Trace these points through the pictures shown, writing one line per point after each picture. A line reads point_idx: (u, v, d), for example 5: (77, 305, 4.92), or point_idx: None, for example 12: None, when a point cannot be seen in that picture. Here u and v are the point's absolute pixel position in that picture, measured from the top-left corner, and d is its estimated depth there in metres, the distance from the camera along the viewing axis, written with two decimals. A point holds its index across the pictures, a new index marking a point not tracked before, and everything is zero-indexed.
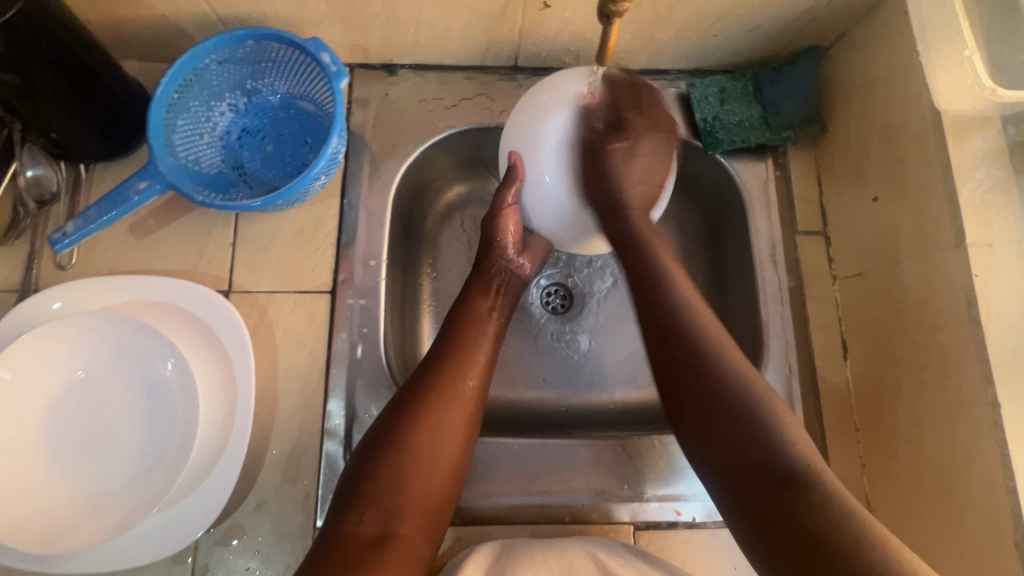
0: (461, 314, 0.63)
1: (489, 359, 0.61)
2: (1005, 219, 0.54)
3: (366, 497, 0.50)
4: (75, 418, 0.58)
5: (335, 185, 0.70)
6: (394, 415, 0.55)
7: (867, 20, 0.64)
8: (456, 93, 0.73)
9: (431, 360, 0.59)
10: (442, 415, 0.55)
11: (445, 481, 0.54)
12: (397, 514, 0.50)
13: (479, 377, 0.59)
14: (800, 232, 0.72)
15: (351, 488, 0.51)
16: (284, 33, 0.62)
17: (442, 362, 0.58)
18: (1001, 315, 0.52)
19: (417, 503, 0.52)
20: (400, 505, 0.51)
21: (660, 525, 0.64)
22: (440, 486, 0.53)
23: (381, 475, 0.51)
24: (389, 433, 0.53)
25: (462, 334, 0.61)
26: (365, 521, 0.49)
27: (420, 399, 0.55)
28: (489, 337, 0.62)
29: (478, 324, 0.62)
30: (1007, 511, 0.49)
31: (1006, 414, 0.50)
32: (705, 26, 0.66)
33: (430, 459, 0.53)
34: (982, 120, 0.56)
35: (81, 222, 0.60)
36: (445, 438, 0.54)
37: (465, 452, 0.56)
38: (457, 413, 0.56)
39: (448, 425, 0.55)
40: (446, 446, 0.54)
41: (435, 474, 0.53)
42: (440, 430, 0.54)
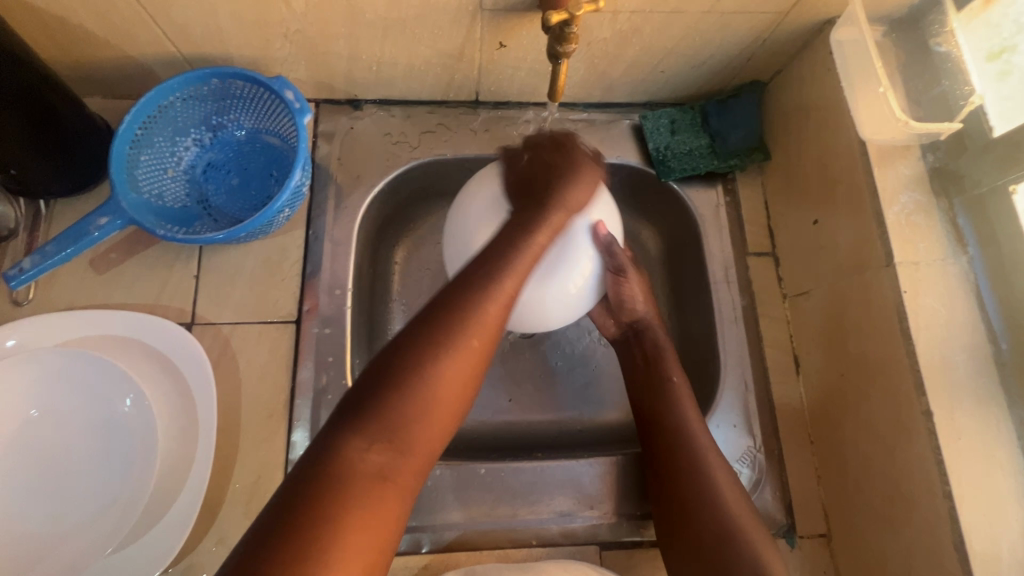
0: (514, 234, 0.56)
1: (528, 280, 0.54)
2: (927, 239, 0.58)
3: (370, 429, 0.44)
4: (26, 459, 0.57)
5: (300, 217, 0.71)
6: (419, 338, 0.48)
7: (799, 59, 0.70)
8: (420, 127, 0.76)
9: (475, 273, 0.52)
10: (472, 325, 0.49)
11: (443, 433, 0.47)
12: (403, 449, 0.44)
13: (530, 257, 0.55)
14: (750, 253, 0.75)
15: (356, 407, 0.45)
16: (248, 72, 0.64)
17: (482, 290, 0.51)
18: (929, 327, 0.55)
19: (424, 442, 0.46)
20: (411, 441, 0.45)
21: (625, 543, 0.65)
22: (455, 400, 0.48)
23: (396, 399, 0.45)
24: (412, 349, 0.47)
25: (511, 228, 0.56)
26: (373, 453, 0.43)
27: (448, 314, 0.49)
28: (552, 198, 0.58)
29: (551, 183, 0.59)
30: (944, 515, 0.52)
31: (939, 423, 0.53)
32: (652, 64, 0.70)
33: (452, 386, 0.47)
34: (903, 148, 0.61)
35: (39, 258, 0.60)
36: (469, 362, 0.48)
37: (473, 381, 0.49)
38: (486, 344, 0.50)
39: (479, 331, 0.49)
40: (462, 371, 0.48)
41: (441, 416, 0.47)
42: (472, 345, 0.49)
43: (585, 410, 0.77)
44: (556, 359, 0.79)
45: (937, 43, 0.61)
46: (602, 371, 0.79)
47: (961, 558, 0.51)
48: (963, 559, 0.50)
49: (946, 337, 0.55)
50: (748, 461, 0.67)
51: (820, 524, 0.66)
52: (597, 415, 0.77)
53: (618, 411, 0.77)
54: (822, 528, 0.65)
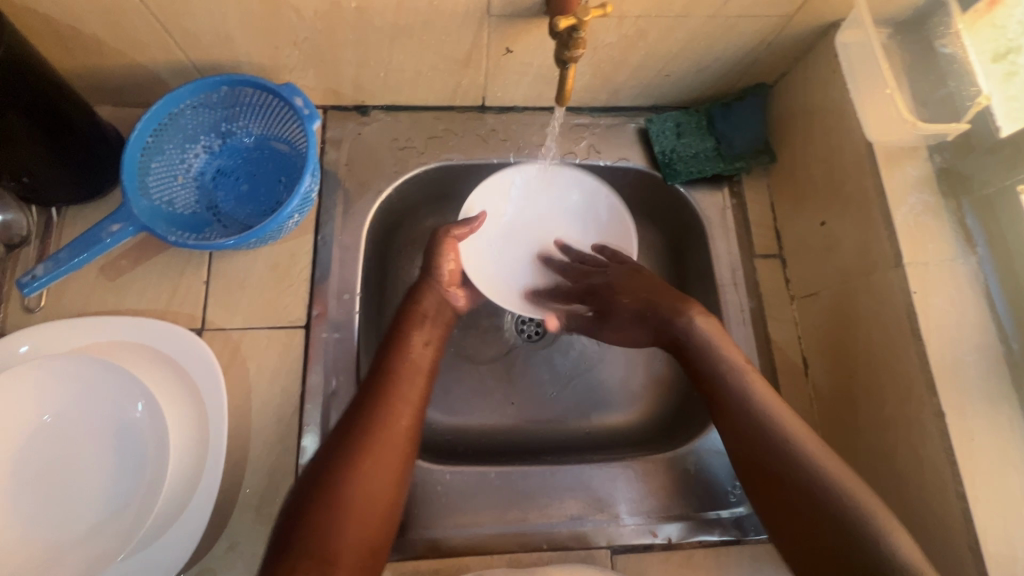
0: (395, 347, 0.64)
1: (422, 397, 0.62)
2: (936, 239, 0.58)
3: (301, 541, 0.49)
4: (38, 465, 0.57)
5: (308, 222, 0.72)
6: (323, 470, 0.54)
7: (804, 61, 0.70)
8: (427, 132, 0.77)
9: (360, 412, 0.58)
10: (375, 463, 0.55)
11: (382, 512, 0.54)
12: (335, 558, 0.49)
13: (412, 414, 0.60)
14: (758, 255, 0.75)
15: (286, 538, 0.50)
16: (258, 79, 0.65)
17: (376, 406, 0.58)
18: (939, 328, 0.55)
19: (355, 542, 0.51)
20: (331, 537, 0.50)
21: (637, 547, 0.64)
22: (376, 535, 0.53)
23: (317, 517, 0.51)
24: (324, 484, 0.53)
25: (393, 365, 0.62)
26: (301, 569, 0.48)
27: (357, 425, 0.57)
28: (421, 368, 0.64)
29: (409, 357, 0.64)
30: (959, 516, 0.52)
31: (951, 423, 0.53)
32: (657, 68, 0.71)
33: (364, 506, 0.53)
34: (910, 150, 0.61)
35: (52, 264, 0.60)
36: (381, 484, 0.55)
37: (395, 506, 0.56)
38: (392, 454, 0.56)
39: (383, 461, 0.56)
40: (379, 487, 0.55)
41: (370, 505, 0.54)
42: (373, 461, 0.55)
43: (593, 414, 0.77)
44: (563, 363, 0.79)
45: (943, 45, 0.61)
46: (611, 375, 0.79)
47: (977, 559, 0.50)
48: (979, 561, 0.50)
49: (957, 337, 0.55)
50: None
51: None
52: (606, 419, 0.77)
53: (627, 415, 0.77)
54: None
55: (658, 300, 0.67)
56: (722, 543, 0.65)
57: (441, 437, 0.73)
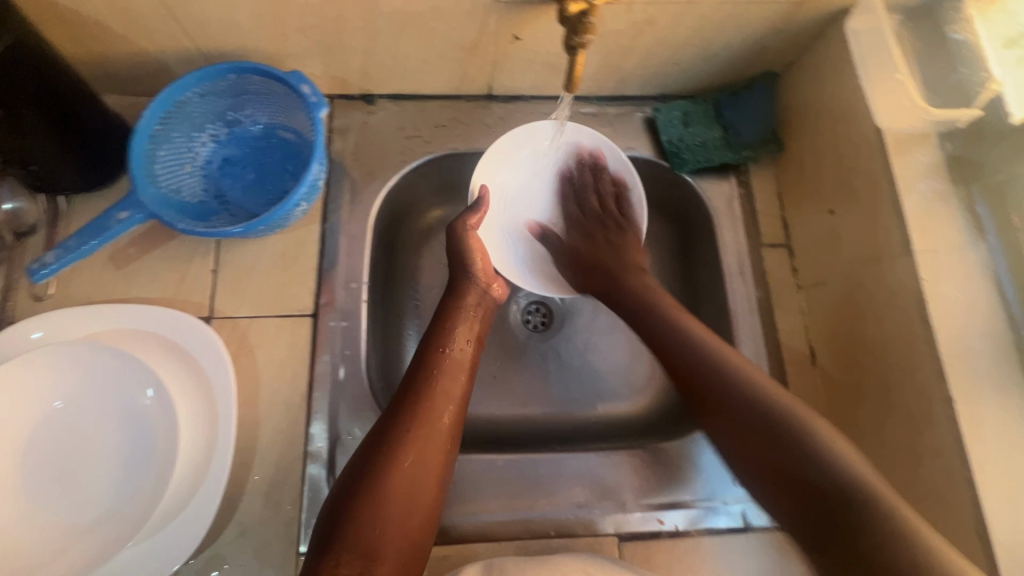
0: (435, 341, 0.63)
1: (464, 396, 0.61)
2: (946, 227, 0.58)
3: (344, 538, 0.50)
4: (50, 451, 0.57)
5: (315, 211, 0.72)
6: (365, 467, 0.54)
7: (813, 48, 0.70)
8: (433, 121, 0.76)
9: (401, 409, 0.57)
10: (417, 461, 0.55)
11: (425, 509, 0.54)
12: (375, 554, 0.50)
13: (454, 412, 0.59)
14: (765, 245, 0.75)
15: (332, 533, 0.51)
16: (265, 67, 0.64)
17: (417, 403, 0.58)
18: (949, 315, 0.55)
19: (395, 539, 0.52)
20: (375, 535, 0.51)
21: (643, 534, 0.65)
22: (418, 532, 0.53)
23: (360, 514, 0.51)
24: (365, 481, 0.53)
25: (432, 360, 0.62)
26: (343, 564, 0.49)
27: (399, 423, 0.56)
28: (463, 366, 0.63)
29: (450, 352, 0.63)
30: (967, 502, 0.52)
31: (960, 410, 0.53)
32: (665, 55, 0.71)
33: (405, 504, 0.53)
34: (920, 137, 0.61)
35: (61, 252, 0.60)
36: (421, 481, 0.54)
37: (438, 502, 0.56)
38: (432, 452, 0.56)
39: (426, 460, 0.55)
40: (422, 484, 0.55)
41: (413, 503, 0.54)
42: (413, 458, 0.55)
43: (599, 403, 0.77)
44: (569, 352, 0.79)
45: (954, 31, 0.61)
46: (617, 365, 0.79)
47: (985, 545, 0.50)
48: (987, 546, 0.50)
49: (966, 324, 0.55)
50: None
51: None
52: (612, 408, 0.77)
53: (633, 405, 0.78)
54: None
55: (638, 290, 0.70)
56: (727, 531, 0.65)
57: None
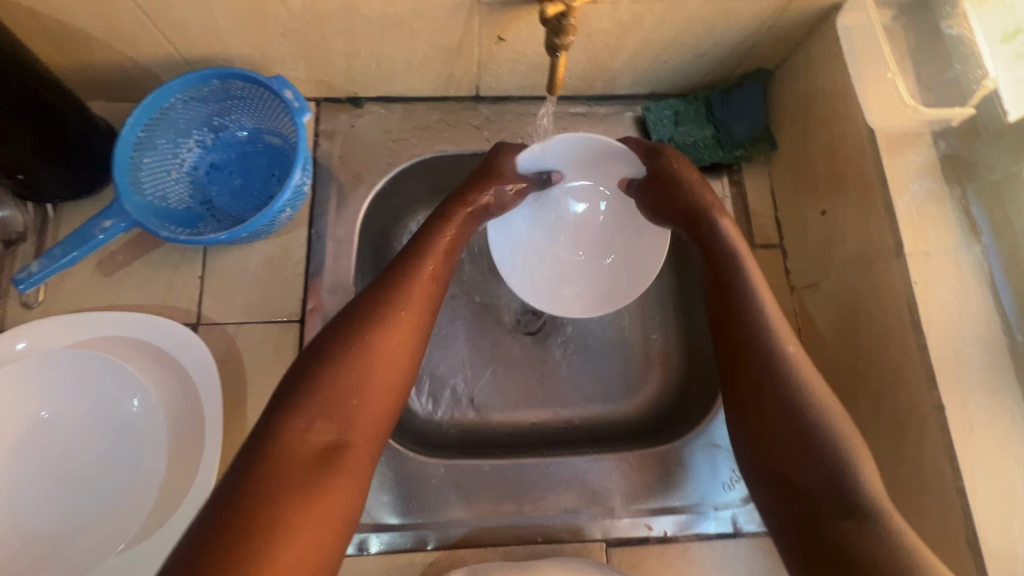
0: (427, 226, 0.63)
1: (450, 258, 0.61)
2: (939, 228, 0.56)
3: (314, 405, 0.48)
4: (36, 460, 0.58)
5: (302, 216, 0.71)
6: (343, 322, 0.53)
7: (805, 45, 0.68)
8: (421, 123, 0.76)
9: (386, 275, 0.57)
10: (395, 330, 0.54)
11: (399, 376, 0.53)
12: (347, 432, 0.49)
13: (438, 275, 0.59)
14: (757, 246, 0.74)
15: (302, 389, 0.49)
16: (247, 72, 0.64)
17: (403, 267, 0.58)
18: (941, 320, 0.54)
19: (368, 424, 0.50)
20: (348, 421, 0.49)
21: (632, 540, 0.64)
22: (389, 395, 0.52)
23: (336, 371, 0.50)
24: (343, 338, 0.52)
25: (427, 234, 0.62)
26: (315, 432, 0.47)
27: (381, 292, 0.56)
28: (453, 235, 0.63)
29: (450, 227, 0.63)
30: (958, 511, 0.51)
31: (951, 417, 0.52)
32: (654, 54, 0.69)
33: (386, 365, 0.52)
34: (913, 135, 0.59)
35: (46, 261, 0.61)
36: (400, 344, 0.54)
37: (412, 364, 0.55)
38: (411, 319, 0.55)
39: (403, 329, 0.54)
40: (401, 355, 0.53)
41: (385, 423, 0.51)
42: (399, 338, 0.54)
43: (591, 405, 0.77)
44: (560, 355, 0.79)
45: (948, 26, 0.59)
46: (608, 368, 0.78)
47: (975, 554, 0.49)
48: (977, 556, 0.49)
49: (959, 328, 0.54)
50: None
51: None
52: (603, 411, 0.77)
53: (624, 408, 0.77)
54: None
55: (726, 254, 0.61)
56: (716, 536, 0.65)
57: (437, 429, 0.73)
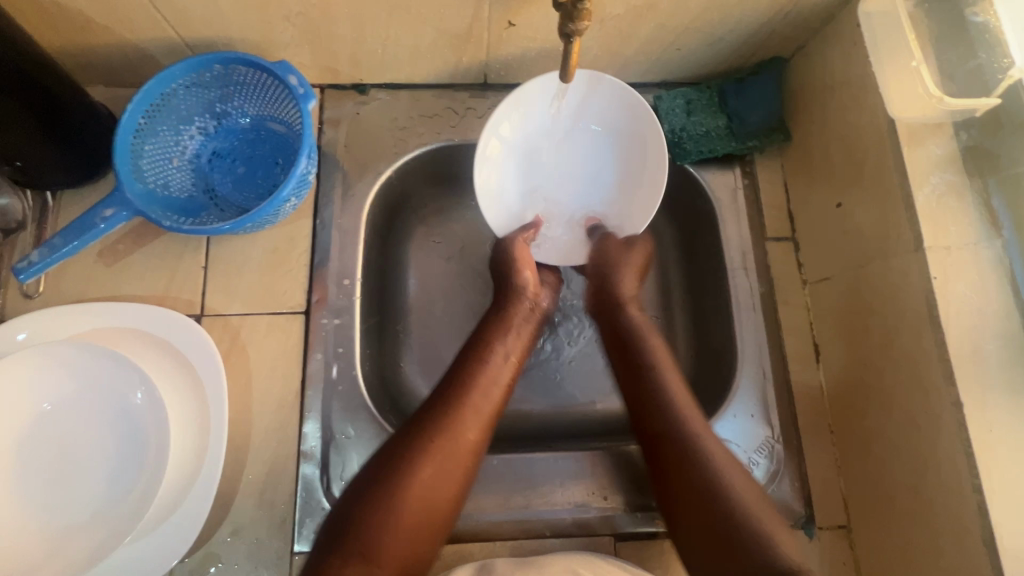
0: (475, 355, 0.63)
1: (500, 405, 0.61)
2: (960, 222, 0.55)
3: (351, 545, 0.50)
4: (40, 452, 0.57)
5: (307, 206, 0.70)
6: (386, 461, 0.55)
7: (823, 33, 0.66)
8: (427, 111, 0.74)
9: (430, 414, 0.58)
10: (439, 474, 0.55)
11: (438, 516, 0.55)
12: (379, 566, 0.50)
13: (485, 427, 0.59)
14: (770, 238, 0.73)
15: (341, 530, 0.51)
16: (251, 56, 0.62)
17: (451, 410, 0.58)
18: (960, 315, 0.53)
19: (399, 558, 0.52)
20: (379, 554, 0.51)
21: (641, 535, 0.64)
22: (425, 541, 0.54)
23: (374, 518, 0.52)
24: (384, 481, 0.53)
25: (475, 369, 0.62)
26: (347, 571, 0.49)
27: (425, 442, 0.56)
28: (504, 385, 0.63)
29: (500, 372, 0.63)
30: (974, 509, 0.50)
31: (969, 415, 0.51)
32: (668, 40, 0.67)
33: (421, 512, 0.54)
34: (935, 126, 0.58)
35: (46, 251, 0.59)
36: (439, 489, 0.55)
37: (455, 510, 0.56)
38: (453, 469, 0.56)
39: (446, 480, 0.55)
40: (441, 502, 0.55)
41: (420, 540, 0.53)
42: (432, 476, 0.54)
43: (599, 399, 0.76)
44: (567, 349, 0.78)
45: (973, 13, 0.57)
46: None
47: (990, 551, 0.49)
48: (992, 553, 0.49)
49: (978, 324, 0.53)
50: (762, 453, 0.65)
51: (840, 515, 0.64)
52: (612, 406, 0.76)
53: None
54: (842, 519, 0.64)
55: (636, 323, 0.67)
56: None
57: None
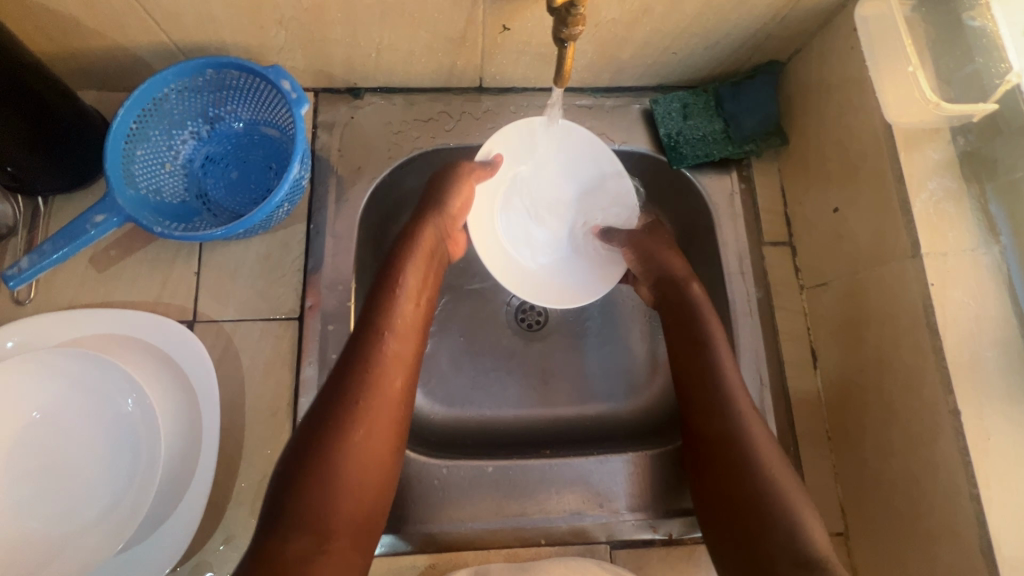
0: (382, 304, 0.60)
1: (415, 356, 0.60)
2: (957, 228, 0.55)
3: (293, 519, 0.49)
4: (29, 462, 0.56)
5: (300, 211, 0.69)
6: (314, 433, 0.53)
7: (820, 36, 0.66)
8: (423, 115, 0.74)
9: (344, 380, 0.55)
10: (366, 431, 0.54)
11: (379, 477, 0.55)
12: (329, 530, 0.50)
13: (403, 377, 0.58)
14: (766, 243, 0.72)
15: (279, 506, 0.50)
16: (243, 61, 0.62)
17: (368, 367, 0.56)
18: (957, 322, 0.53)
19: (347, 519, 0.52)
20: (330, 521, 0.51)
21: (637, 542, 0.64)
22: (371, 497, 0.54)
23: (311, 487, 0.51)
24: (313, 451, 0.52)
25: (376, 321, 0.59)
26: (293, 541, 0.48)
27: (342, 406, 0.54)
28: (413, 331, 0.61)
29: (395, 312, 0.60)
30: (972, 518, 0.50)
31: (967, 423, 0.50)
32: (663, 44, 0.67)
33: (361, 473, 0.53)
34: (932, 131, 0.58)
35: (36, 257, 0.59)
36: (373, 449, 0.54)
37: (394, 458, 0.56)
38: (383, 421, 0.55)
39: (373, 436, 0.54)
40: (374, 458, 0.54)
41: (364, 493, 0.53)
42: (364, 433, 0.54)
43: (595, 404, 0.76)
44: (562, 354, 0.77)
45: (970, 17, 0.57)
46: (613, 368, 0.77)
47: (988, 562, 0.48)
48: (990, 564, 0.48)
49: (976, 331, 0.52)
50: None
51: (837, 522, 0.64)
52: (608, 411, 0.76)
53: (629, 408, 0.76)
54: (840, 526, 0.64)
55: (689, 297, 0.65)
56: None
57: (440, 429, 0.72)
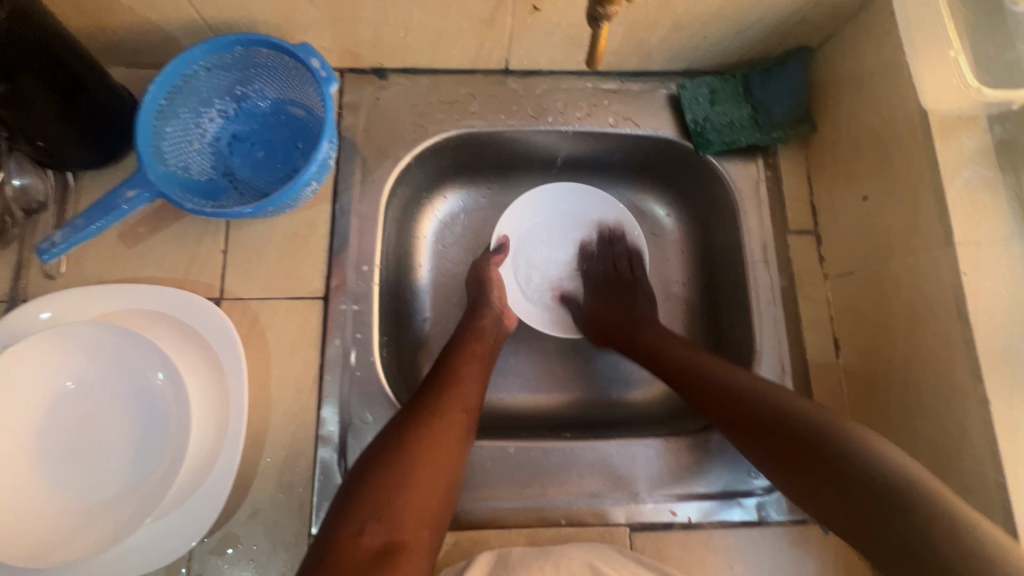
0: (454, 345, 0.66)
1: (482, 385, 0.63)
2: (992, 218, 0.54)
3: (365, 513, 0.49)
4: (64, 431, 0.58)
5: (326, 191, 0.70)
6: (387, 438, 0.55)
7: (854, 20, 0.65)
8: (448, 96, 0.73)
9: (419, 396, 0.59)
10: (434, 436, 0.55)
11: (446, 482, 0.54)
12: (398, 525, 0.49)
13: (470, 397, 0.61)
14: (792, 231, 0.72)
15: (352, 500, 0.51)
16: (273, 38, 0.62)
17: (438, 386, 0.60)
18: (988, 311, 0.52)
19: (417, 519, 0.51)
20: (398, 515, 0.50)
21: (656, 525, 0.64)
22: (438, 502, 0.53)
23: (382, 481, 0.51)
24: (386, 451, 0.54)
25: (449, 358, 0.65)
26: (367, 534, 0.48)
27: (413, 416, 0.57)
28: (480, 364, 0.65)
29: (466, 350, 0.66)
30: (997, 506, 0.50)
31: (996, 412, 0.50)
32: (695, 27, 0.66)
33: (428, 474, 0.53)
34: (968, 119, 0.57)
35: (69, 231, 0.59)
36: (441, 452, 0.55)
37: (460, 468, 0.56)
38: (451, 428, 0.57)
39: (441, 442, 0.55)
40: (442, 463, 0.54)
41: (431, 494, 0.52)
42: (431, 436, 0.55)
43: (614, 391, 0.77)
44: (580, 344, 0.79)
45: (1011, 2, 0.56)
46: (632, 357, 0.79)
47: None
48: None
49: (1008, 321, 0.52)
50: None
51: None
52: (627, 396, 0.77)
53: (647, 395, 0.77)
54: None
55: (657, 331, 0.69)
56: (742, 524, 0.64)
57: None
